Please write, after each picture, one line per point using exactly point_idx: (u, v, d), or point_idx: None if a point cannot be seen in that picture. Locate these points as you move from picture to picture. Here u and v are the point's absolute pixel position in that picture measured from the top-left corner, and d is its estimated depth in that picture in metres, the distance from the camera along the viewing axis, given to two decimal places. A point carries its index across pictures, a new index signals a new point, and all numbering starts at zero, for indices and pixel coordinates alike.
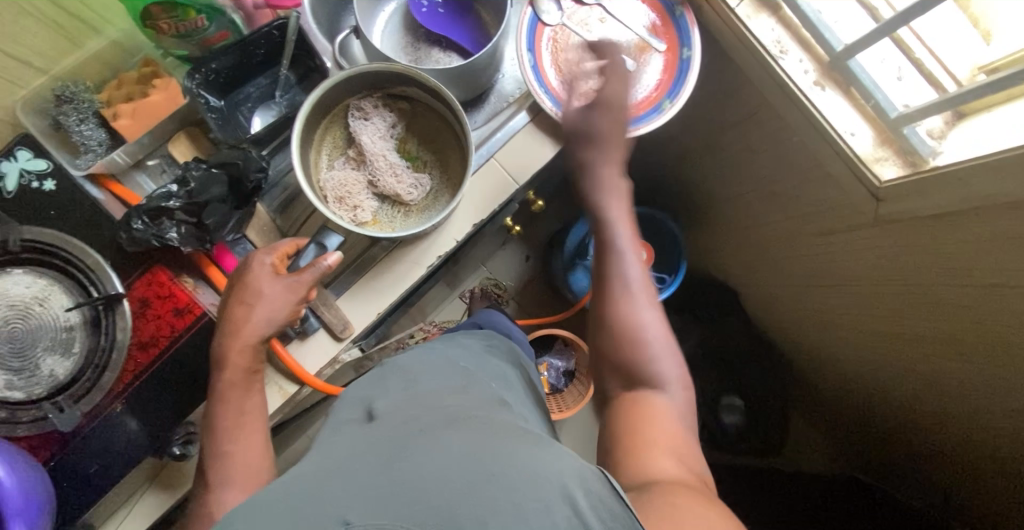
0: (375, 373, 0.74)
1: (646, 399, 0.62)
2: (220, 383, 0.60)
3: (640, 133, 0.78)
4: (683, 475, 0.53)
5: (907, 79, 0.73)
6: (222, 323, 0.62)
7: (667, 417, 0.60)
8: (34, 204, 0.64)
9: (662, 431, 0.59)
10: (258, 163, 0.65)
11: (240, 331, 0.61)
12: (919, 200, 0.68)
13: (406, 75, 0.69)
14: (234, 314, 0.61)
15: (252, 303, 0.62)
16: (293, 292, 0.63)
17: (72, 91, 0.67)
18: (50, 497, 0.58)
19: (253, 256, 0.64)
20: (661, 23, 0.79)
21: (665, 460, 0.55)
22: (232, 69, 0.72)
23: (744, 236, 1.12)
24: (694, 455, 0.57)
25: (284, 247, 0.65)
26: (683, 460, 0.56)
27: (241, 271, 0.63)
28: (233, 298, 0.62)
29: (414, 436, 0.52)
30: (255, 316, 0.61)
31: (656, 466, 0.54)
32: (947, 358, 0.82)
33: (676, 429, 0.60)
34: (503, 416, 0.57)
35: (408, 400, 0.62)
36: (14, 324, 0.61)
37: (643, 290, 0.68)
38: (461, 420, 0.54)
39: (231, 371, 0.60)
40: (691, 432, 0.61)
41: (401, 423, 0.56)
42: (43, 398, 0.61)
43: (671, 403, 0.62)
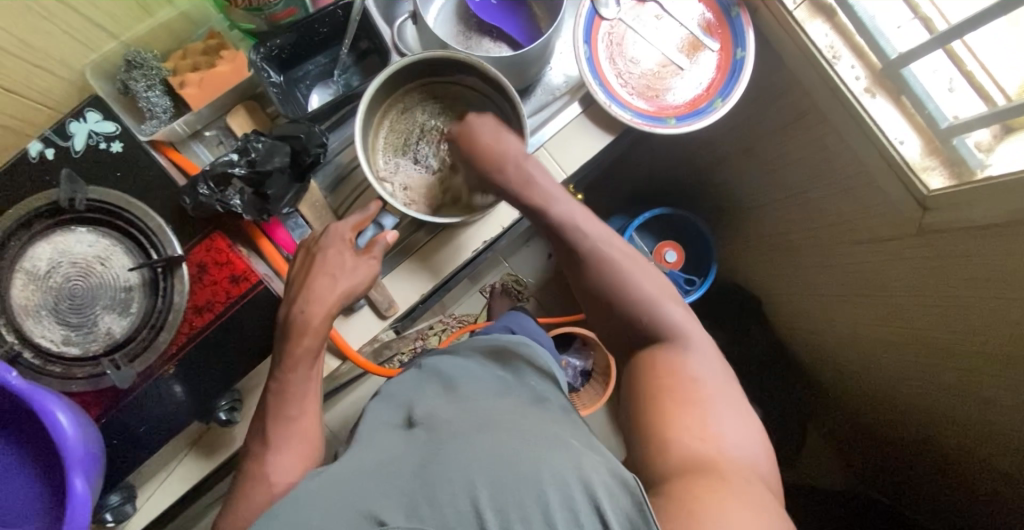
0: (413, 375, 0.71)
1: (664, 362, 0.60)
2: (298, 353, 0.61)
3: (691, 130, 0.79)
4: (707, 450, 0.51)
5: (958, 90, 0.73)
6: (300, 295, 0.62)
7: (687, 376, 0.58)
8: (101, 166, 0.65)
9: (682, 398, 0.56)
10: (318, 138, 0.67)
11: (324, 300, 0.62)
12: (964, 210, 0.68)
13: (467, 64, 0.71)
14: (317, 286, 0.62)
15: (338, 275, 0.63)
16: (376, 264, 0.66)
17: (141, 57, 0.68)
18: (101, 453, 0.58)
19: (331, 229, 0.65)
20: (716, 21, 0.81)
21: (688, 428, 0.53)
22: (294, 45, 0.73)
23: (772, 242, 1.07)
24: (723, 414, 0.55)
25: (355, 220, 0.66)
26: (710, 426, 0.54)
27: (324, 245, 0.64)
28: (317, 270, 0.63)
29: (451, 435, 0.53)
30: (340, 287, 0.63)
31: (678, 443, 0.52)
32: (968, 376, 0.79)
33: (701, 389, 0.57)
34: (537, 414, 0.57)
35: (447, 400, 0.61)
36: (75, 281, 0.64)
37: (616, 246, 0.66)
38: (495, 416, 0.56)
39: (314, 335, 0.62)
40: (719, 383, 0.59)
41: (440, 424, 0.57)
42: (99, 355, 0.63)
43: (690, 359, 0.60)
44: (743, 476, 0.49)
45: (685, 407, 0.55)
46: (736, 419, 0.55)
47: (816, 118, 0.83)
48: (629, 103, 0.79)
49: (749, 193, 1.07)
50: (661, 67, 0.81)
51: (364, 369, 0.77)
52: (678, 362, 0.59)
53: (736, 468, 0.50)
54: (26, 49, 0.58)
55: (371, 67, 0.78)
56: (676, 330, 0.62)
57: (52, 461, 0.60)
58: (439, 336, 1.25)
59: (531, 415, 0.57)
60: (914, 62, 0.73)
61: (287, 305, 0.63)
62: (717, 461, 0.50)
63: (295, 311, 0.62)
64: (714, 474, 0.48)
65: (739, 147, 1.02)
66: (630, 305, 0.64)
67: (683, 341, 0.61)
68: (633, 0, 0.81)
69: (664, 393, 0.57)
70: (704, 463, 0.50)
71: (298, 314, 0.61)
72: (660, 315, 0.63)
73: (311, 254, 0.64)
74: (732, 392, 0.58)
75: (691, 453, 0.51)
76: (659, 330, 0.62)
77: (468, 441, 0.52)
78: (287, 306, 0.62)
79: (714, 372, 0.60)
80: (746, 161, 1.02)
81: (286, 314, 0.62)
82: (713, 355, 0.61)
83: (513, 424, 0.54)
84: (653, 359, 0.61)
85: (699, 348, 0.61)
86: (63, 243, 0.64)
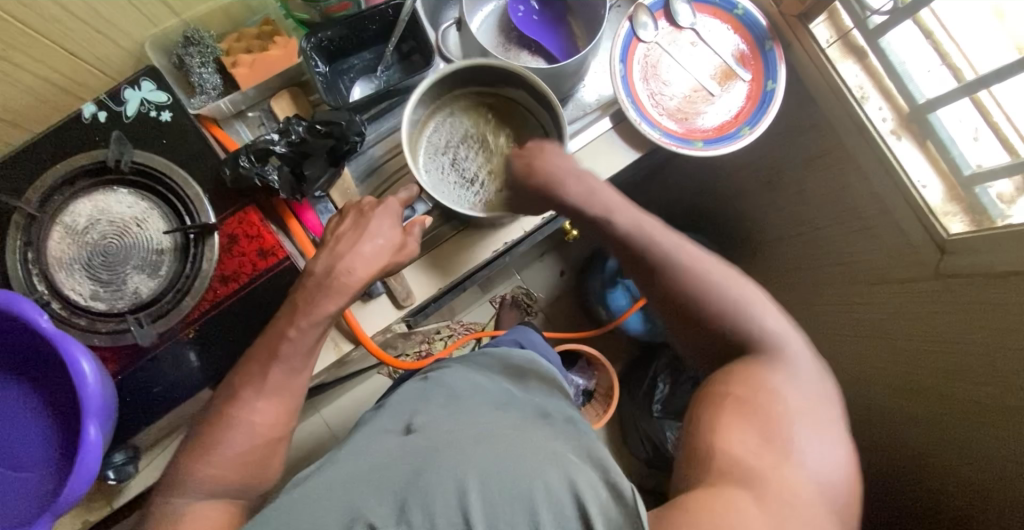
0: (418, 386, 0.72)
1: (741, 373, 0.55)
2: (326, 311, 0.60)
3: (718, 154, 0.80)
4: (763, 467, 0.48)
5: (983, 140, 0.74)
6: (346, 253, 0.61)
7: (763, 388, 0.53)
8: (148, 132, 0.68)
9: (759, 406, 0.52)
10: (358, 128, 0.68)
11: (358, 263, 0.61)
12: (986, 255, 0.68)
13: (513, 73, 0.73)
14: (363, 250, 0.62)
15: (385, 244, 0.63)
16: (416, 246, 0.66)
17: (200, 36, 0.71)
18: (113, 407, 0.59)
19: (386, 201, 0.65)
20: (749, 53, 0.83)
21: (744, 437, 0.50)
22: (343, 40, 0.76)
23: (788, 275, 1.07)
24: (808, 433, 0.51)
25: (403, 196, 0.67)
26: (778, 443, 0.50)
27: (379, 213, 0.64)
28: (369, 234, 0.62)
29: (446, 446, 0.55)
30: (384, 259, 0.63)
31: (723, 452, 0.49)
32: (970, 420, 0.79)
33: (776, 404, 0.52)
34: (531, 430, 0.58)
35: (449, 413, 0.63)
36: (110, 239, 0.66)
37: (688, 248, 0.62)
38: (488, 426, 0.57)
39: (334, 298, 0.60)
40: (810, 405, 0.54)
41: (440, 434, 0.58)
42: (124, 313, 0.65)
43: (775, 374, 0.55)
44: (794, 498, 0.47)
45: (750, 418, 0.51)
46: (821, 436, 0.52)
47: (840, 156, 0.84)
48: (659, 124, 0.81)
49: (767, 226, 1.08)
50: (693, 92, 0.83)
51: (375, 357, 0.77)
52: (764, 376, 0.54)
53: (790, 494, 0.47)
54: (90, 14, 0.61)
55: (413, 66, 0.81)
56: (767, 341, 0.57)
57: (67, 408, 0.61)
58: (444, 341, 1.26)
59: (526, 429, 0.58)
60: (941, 108, 0.75)
61: (328, 259, 0.61)
62: (766, 477, 0.47)
63: (341, 269, 0.61)
64: (761, 493, 0.46)
65: (761, 180, 1.03)
66: (716, 295, 0.59)
67: (774, 357, 0.56)
68: (672, 26, 0.84)
69: (728, 402, 0.53)
70: (757, 480, 0.47)
71: (341, 273, 0.61)
72: (764, 330, 0.58)
73: (362, 217, 0.64)
74: (824, 414, 0.53)
75: (737, 464, 0.48)
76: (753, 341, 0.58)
77: (466, 448, 0.53)
78: (331, 262, 0.61)
79: (809, 393, 0.54)
80: (768, 195, 1.03)
81: (330, 270, 0.61)
82: (814, 375, 0.56)
83: (510, 436, 0.55)
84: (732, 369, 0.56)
85: (791, 362, 0.56)
86: (103, 202, 0.67)
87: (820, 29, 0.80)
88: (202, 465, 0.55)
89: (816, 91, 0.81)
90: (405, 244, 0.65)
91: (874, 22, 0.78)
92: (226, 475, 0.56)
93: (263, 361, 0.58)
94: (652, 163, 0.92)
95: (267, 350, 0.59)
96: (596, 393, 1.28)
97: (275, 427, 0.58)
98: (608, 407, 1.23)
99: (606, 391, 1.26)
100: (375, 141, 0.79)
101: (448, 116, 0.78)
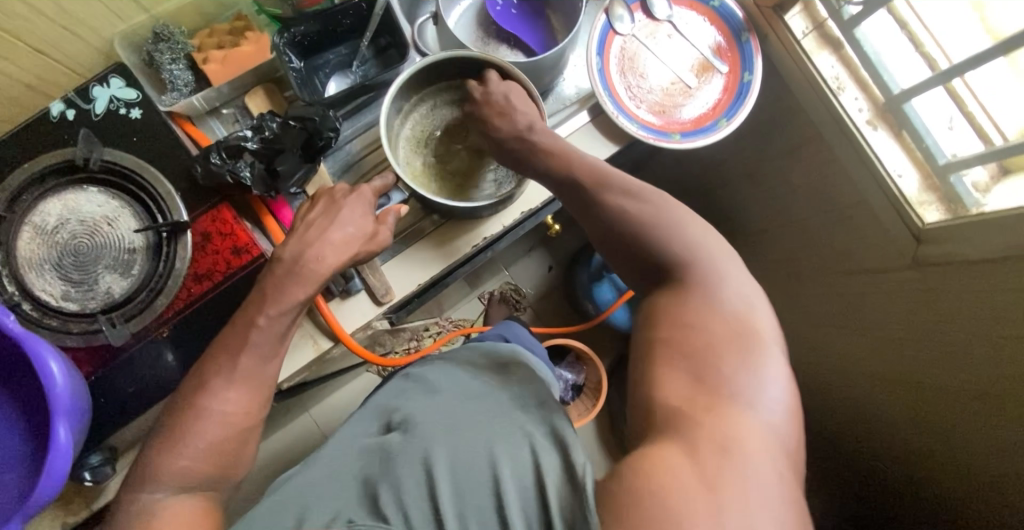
0: (400, 383, 0.71)
1: (674, 305, 0.54)
2: (295, 299, 0.60)
3: (695, 146, 0.80)
4: (693, 411, 0.47)
5: (958, 129, 0.75)
6: (316, 242, 0.61)
7: (694, 324, 0.52)
8: (118, 129, 0.67)
9: (689, 344, 0.51)
10: (332, 123, 0.68)
11: (332, 255, 0.61)
12: (962, 244, 0.69)
13: (494, 65, 0.73)
14: (333, 237, 0.61)
15: (355, 232, 0.63)
16: (388, 236, 0.66)
17: (169, 31, 0.70)
18: (85, 407, 0.59)
19: (360, 189, 0.65)
20: (726, 45, 0.83)
21: (675, 381, 0.50)
22: (317, 34, 0.75)
23: (771, 266, 1.07)
24: (741, 367, 0.49)
25: (377, 185, 0.67)
26: (707, 381, 0.49)
27: (351, 201, 0.64)
28: (339, 222, 0.62)
29: (419, 444, 0.58)
30: (354, 249, 0.63)
31: (661, 405, 0.49)
32: (951, 409, 0.80)
33: (708, 336, 0.51)
34: (505, 419, 0.59)
35: (428, 407, 0.64)
36: (81, 239, 0.65)
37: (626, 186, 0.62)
38: (461, 413, 0.61)
39: (305, 286, 0.60)
40: (744, 331, 0.52)
41: (417, 429, 0.60)
42: (96, 313, 0.64)
43: (713, 305, 0.53)
44: (731, 438, 0.45)
45: (679, 360, 0.51)
46: (761, 371, 0.50)
47: (819, 147, 0.85)
48: (636, 116, 0.81)
49: (750, 219, 1.08)
50: (671, 85, 0.83)
51: (355, 355, 0.77)
52: (691, 305, 0.54)
53: (717, 433, 0.45)
54: (56, 11, 0.60)
55: (389, 61, 0.80)
56: (701, 268, 0.56)
57: (38, 409, 0.60)
58: (433, 337, 1.26)
59: (497, 412, 0.60)
60: (916, 98, 0.75)
61: (298, 247, 0.61)
62: (699, 420, 0.46)
63: (310, 256, 0.60)
64: (687, 440, 0.45)
65: (742, 173, 1.03)
66: (646, 229, 0.59)
67: (708, 287, 0.55)
68: (648, 18, 0.84)
69: (660, 344, 0.53)
70: (685, 425, 0.46)
71: (310, 260, 0.60)
72: (688, 254, 0.57)
73: (334, 204, 0.64)
74: (761, 344, 0.51)
75: (675, 414, 0.48)
76: (683, 265, 0.57)
77: (436, 441, 0.58)
78: (300, 249, 0.61)
79: (742, 325, 0.52)
80: (750, 187, 1.03)
81: (298, 257, 0.60)
82: (751, 302, 0.55)
83: (481, 428, 0.58)
84: (660, 303, 0.56)
85: (727, 292, 0.54)
86: (73, 201, 0.66)
87: (796, 19, 0.80)
88: (173, 458, 0.54)
89: (792, 82, 0.81)
90: (377, 234, 0.65)
91: (849, 12, 0.77)
92: (200, 467, 0.55)
93: (229, 351, 0.58)
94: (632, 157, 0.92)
95: (235, 338, 0.58)
96: (584, 387, 1.27)
97: (248, 416, 0.58)
98: (596, 401, 1.23)
99: (594, 385, 1.26)
100: (352, 137, 0.79)
101: (431, 109, 0.78)
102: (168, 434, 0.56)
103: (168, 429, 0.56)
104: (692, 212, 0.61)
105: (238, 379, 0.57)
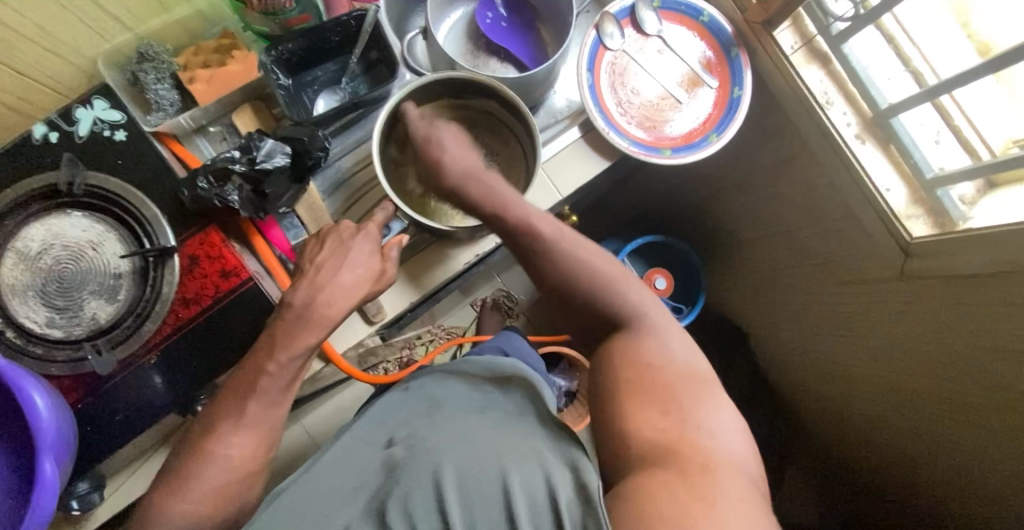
0: (399, 394, 0.70)
1: (621, 352, 0.58)
2: (306, 344, 0.59)
3: (686, 161, 0.81)
4: (671, 440, 0.50)
5: (944, 143, 0.75)
6: (325, 286, 0.61)
7: (649, 365, 0.57)
8: (104, 152, 0.66)
9: (649, 383, 0.55)
10: (321, 142, 0.67)
11: (336, 296, 0.61)
12: (946, 259, 0.69)
13: (487, 87, 0.73)
14: (344, 280, 0.61)
15: (364, 273, 0.63)
16: (395, 271, 0.66)
17: (153, 50, 0.68)
18: (71, 439, 0.58)
19: (365, 227, 0.65)
20: (716, 59, 0.83)
21: (647, 416, 0.53)
22: (305, 52, 0.74)
23: (761, 275, 1.08)
24: (695, 401, 0.54)
25: (378, 219, 0.66)
26: (681, 417, 0.52)
27: (358, 241, 0.63)
28: (349, 265, 0.62)
29: (423, 452, 0.56)
30: (364, 289, 0.63)
31: (637, 437, 0.51)
32: (942, 420, 0.80)
33: (668, 375, 0.56)
34: (512, 432, 0.57)
35: (430, 418, 0.62)
36: (65, 265, 0.64)
37: (569, 237, 0.64)
38: (468, 428, 0.58)
39: (315, 330, 0.60)
40: (692, 367, 0.57)
41: (420, 441, 0.58)
42: (82, 340, 0.63)
43: (654, 346, 0.58)
44: (708, 465, 0.48)
45: (644, 398, 0.54)
46: (717, 406, 0.54)
47: (808, 160, 0.85)
48: (627, 132, 0.81)
49: (740, 228, 1.09)
50: (661, 99, 0.84)
51: (347, 373, 0.76)
52: (642, 347, 0.58)
53: (698, 460, 0.48)
54: (38, 33, 0.59)
55: (379, 77, 0.79)
56: (636, 313, 0.61)
57: (23, 441, 0.60)
58: (426, 347, 1.25)
59: (506, 428, 0.58)
60: (903, 113, 0.76)
61: (306, 290, 0.60)
62: (678, 450, 0.49)
63: (320, 302, 0.60)
64: (676, 469, 0.47)
65: (733, 182, 1.03)
66: (580, 283, 0.62)
67: (649, 330, 0.60)
68: (638, 33, 0.84)
69: (624, 388, 0.56)
70: (669, 454, 0.49)
71: (321, 305, 0.60)
72: (626, 305, 0.62)
73: (341, 244, 0.63)
74: (701, 377, 0.57)
75: (653, 446, 0.50)
76: (623, 316, 0.61)
77: (440, 450, 0.55)
78: (310, 294, 0.60)
79: (694, 368, 0.57)
80: (740, 197, 1.04)
81: (309, 303, 0.60)
82: (683, 343, 0.60)
83: (486, 437, 0.56)
84: (615, 350, 0.59)
85: (661, 333, 0.60)
86: (57, 225, 0.65)
87: (785, 35, 0.80)
88: (175, 499, 0.54)
89: (782, 96, 0.82)
90: (385, 270, 0.65)
91: (837, 28, 0.78)
92: (202, 509, 0.55)
93: (239, 395, 0.57)
94: (624, 169, 0.92)
95: (244, 384, 0.58)
96: (577, 394, 1.27)
97: (254, 458, 0.57)
98: (589, 408, 1.23)
99: (586, 393, 1.26)
100: (341, 155, 0.78)
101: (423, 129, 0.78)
102: (175, 478, 0.56)
103: (174, 471, 0.56)
104: (623, 267, 0.65)
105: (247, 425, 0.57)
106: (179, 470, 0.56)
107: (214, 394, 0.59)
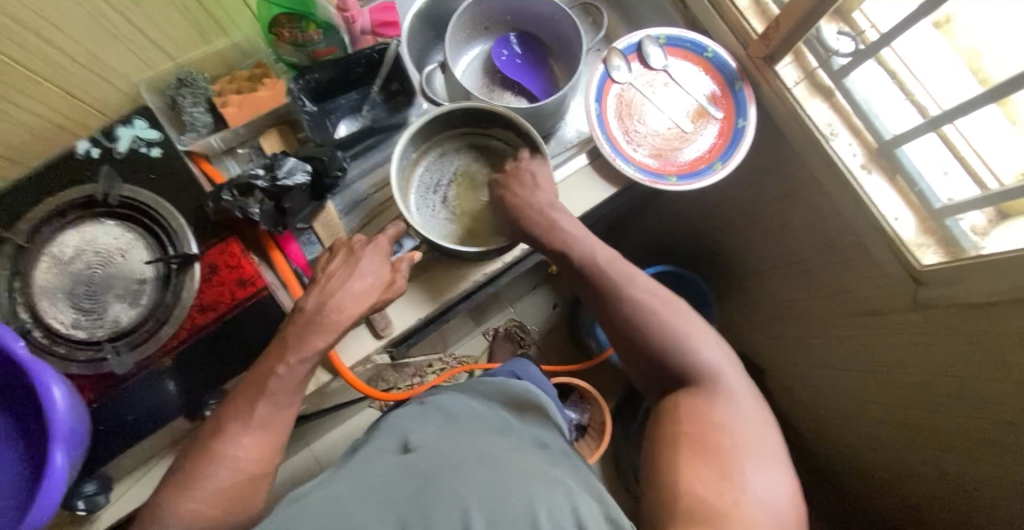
0: (414, 408, 0.71)
1: (688, 408, 0.58)
2: (315, 347, 0.61)
3: (692, 189, 0.83)
4: (722, 503, 0.50)
5: (953, 174, 0.74)
6: (337, 292, 0.63)
7: (713, 424, 0.56)
8: (138, 167, 0.72)
9: (706, 444, 0.55)
10: (340, 163, 0.71)
11: (344, 307, 0.63)
12: (957, 287, 0.68)
13: (498, 114, 0.77)
14: (354, 287, 0.64)
15: (374, 282, 0.65)
16: (404, 283, 0.68)
17: (192, 77, 0.74)
18: (84, 434, 0.60)
19: (375, 240, 0.68)
20: (720, 93, 0.87)
21: (699, 473, 0.52)
22: (330, 81, 0.79)
23: (775, 307, 1.06)
24: (755, 465, 0.54)
25: (390, 232, 0.70)
26: (728, 475, 0.52)
27: (368, 250, 0.66)
28: (360, 272, 0.65)
29: (448, 469, 0.56)
30: (374, 297, 0.65)
31: (687, 493, 0.51)
32: (970, 461, 0.76)
33: (727, 433, 0.56)
34: (529, 456, 0.58)
35: (447, 436, 0.63)
36: (95, 268, 0.68)
37: (643, 283, 0.66)
38: (484, 447, 0.59)
39: (326, 335, 0.62)
40: (754, 430, 0.57)
41: (437, 456, 0.59)
42: (102, 341, 0.67)
43: (721, 405, 0.58)
44: None
45: (700, 456, 0.54)
46: (767, 468, 0.54)
47: (815, 190, 0.86)
48: (633, 159, 0.84)
49: (752, 259, 1.09)
50: (668, 130, 0.86)
51: (354, 388, 0.77)
52: (707, 408, 0.58)
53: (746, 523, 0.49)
54: (89, 58, 0.65)
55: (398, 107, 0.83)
56: (709, 373, 0.60)
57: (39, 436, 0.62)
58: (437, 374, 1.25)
59: (523, 452, 0.59)
60: (909, 144, 0.76)
61: (319, 295, 0.63)
62: (730, 514, 0.50)
63: (331, 306, 0.63)
64: None
65: (744, 213, 1.04)
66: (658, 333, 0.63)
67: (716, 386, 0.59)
68: (644, 67, 0.87)
69: (684, 443, 0.55)
70: (714, 518, 0.49)
71: (331, 310, 0.63)
72: (694, 356, 0.61)
73: (352, 255, 0.66)
74: (769, 441, 0.57)
75: (703, 504, 0.50)
76: (696, 372, 0.61)
77: (462, 467, 0.55)
78: (321, 300, 0.63)
79: (760, 433, 0.57)
80: (751, 228, 1.04)
81: (320, 307, 0.63)
82: (750, 398, 0.60)
83: (505, 456, 0.57)
84: (677, 402, 0.60)
85: (731, 391, 0.59)
86: (91, 232, 0.69)
87: (788, 69, 0.82)
88: (182, 499, 0.55)
89: (787, 127, 0.84)
90: (394, 281, 0.68)
91: (837, 62, 0.80)
92: (197, 501, 0.56)
93: (250, 397, 0.59)
94: (633, 196, 0.94)
95: (257, 384, 0.60)
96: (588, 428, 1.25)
97: (259, 463, 0.58)
98: (599, 443, 1.21)
99: (597, 427, 1.23)
100: (359, 177, 0.82)
101: (437, 158, 0.81)
102: (180, 477, 0.57)
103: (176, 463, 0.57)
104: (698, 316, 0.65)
105: (254, 424, 0.58)
106: (184, 470, 0.57)
107: (230, 393, 0.61)
